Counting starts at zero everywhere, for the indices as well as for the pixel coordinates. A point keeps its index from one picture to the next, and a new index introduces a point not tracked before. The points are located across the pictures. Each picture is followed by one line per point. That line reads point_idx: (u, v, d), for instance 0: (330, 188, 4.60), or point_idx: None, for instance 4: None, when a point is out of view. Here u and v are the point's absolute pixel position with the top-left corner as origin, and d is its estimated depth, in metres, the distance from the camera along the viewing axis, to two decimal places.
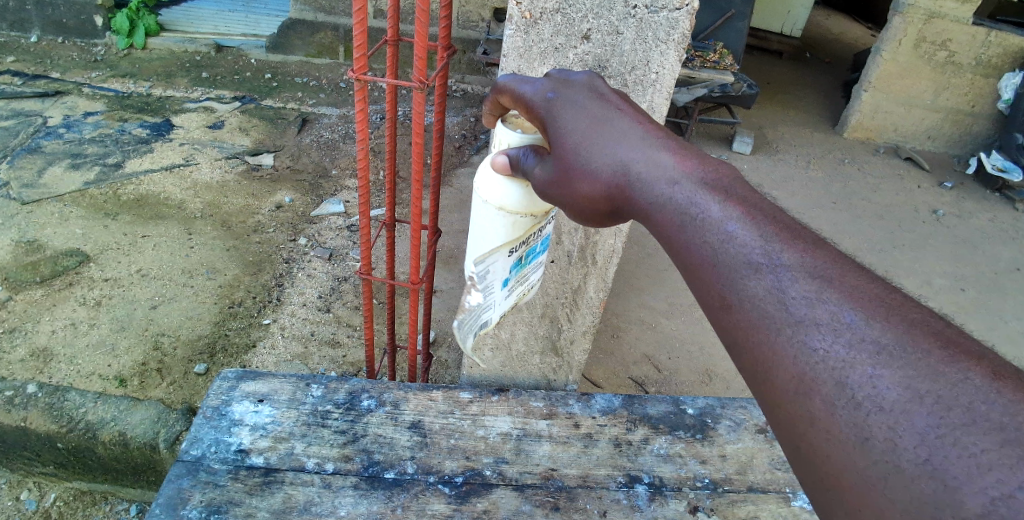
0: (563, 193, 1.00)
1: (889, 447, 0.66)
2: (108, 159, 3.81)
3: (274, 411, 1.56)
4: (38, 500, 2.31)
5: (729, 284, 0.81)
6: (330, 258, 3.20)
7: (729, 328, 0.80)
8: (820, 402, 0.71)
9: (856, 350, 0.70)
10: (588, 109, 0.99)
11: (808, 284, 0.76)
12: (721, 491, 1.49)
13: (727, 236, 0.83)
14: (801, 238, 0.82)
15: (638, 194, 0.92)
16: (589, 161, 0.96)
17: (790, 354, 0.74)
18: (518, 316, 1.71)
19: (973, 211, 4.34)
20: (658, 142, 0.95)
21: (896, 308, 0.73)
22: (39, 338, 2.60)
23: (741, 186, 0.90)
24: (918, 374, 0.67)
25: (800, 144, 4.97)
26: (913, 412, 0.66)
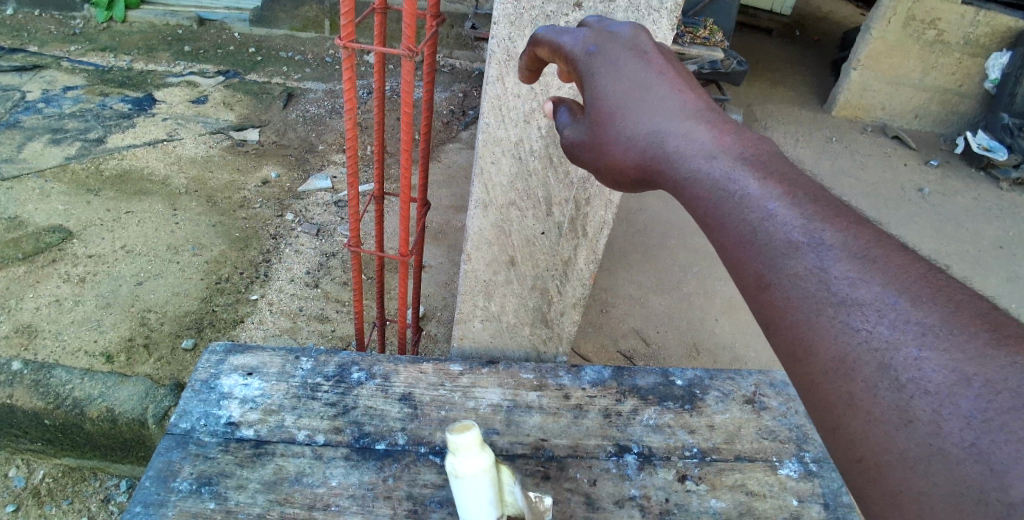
0: (591, 159, 0.95)
1: (933, 432, 0.62)
2: (89, 134, 3.73)
3: (263, 384, 1.55)
4: (27, 477, 2.29)
5: (768, 262, 0.74)
6: (318, 234, 3.17)
7: (764, 305, 0.75)
8: (861, 383, 0.66)
9: (900, 330, 0.65)
10: (628, 74, 0.94)
11: (851, 263, 0.70)
12: (709, 461, 1.51)
13: (766, 214, 0.76)
14: (844, 214, 0.75)
15: (671, 167, 0.86)
16: (622, 129, 0.91)
17: (830, 334, 0.69)
18: (509, 289, 1.71)
19: (957, 189, 4.38)
20: (696, 115, 0.90)
21: (942, 288, 0.68)
22: (23, 315, 2.56)
23: (782, 162, 0.84)
24: (967, 356, 0.62)
25: (789, 121, 4.96)
26: (958, 394, 0.61)
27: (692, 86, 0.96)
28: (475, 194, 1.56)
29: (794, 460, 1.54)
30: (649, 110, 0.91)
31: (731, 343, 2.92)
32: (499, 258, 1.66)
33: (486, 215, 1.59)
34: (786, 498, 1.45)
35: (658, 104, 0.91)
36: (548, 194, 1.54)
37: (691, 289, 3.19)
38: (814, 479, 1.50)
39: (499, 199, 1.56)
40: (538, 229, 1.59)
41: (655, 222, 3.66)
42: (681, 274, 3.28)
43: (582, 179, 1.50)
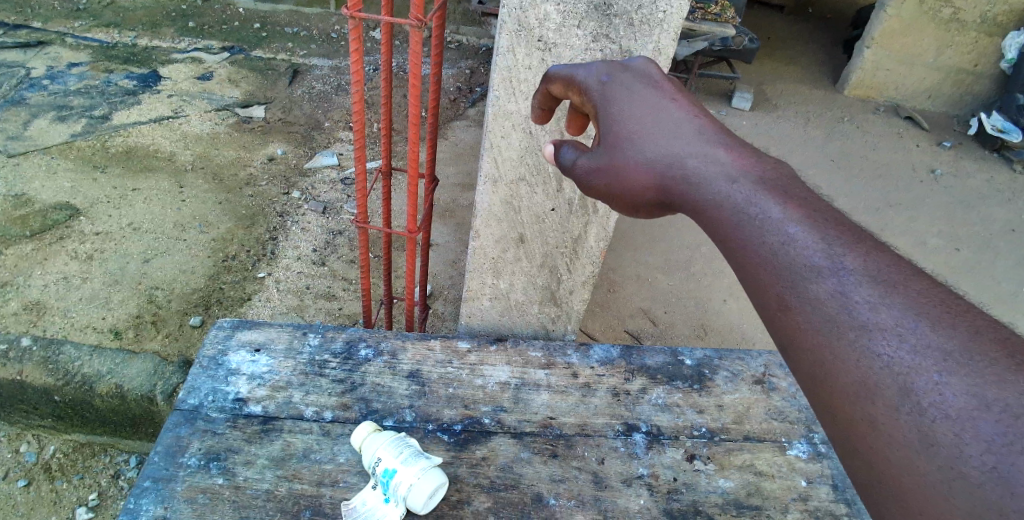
0: (609, 181, 1.01)
1: (954, 454, 0.65)
2: (94, 112, 3.71)
3: (271, 361, 1.55)
4: (38, 453, 2.31)
5: (790, 285, 0.80)
6: (324, 212, 3.16)
7: (785, 328, 0.80)
8: (882, 406, 0.71)
9: (921, 356, 0.69)
10: (643, 102, 1.02)
11: (872, 288, 0.75)
12: (718, 440, 1.50)
13: (787, 237, 0.82)
14: (864, 242, 0.81)
15: (693, 189, 0.93)
16: (640, 152, 0.98)
17: (852, 357, 0.73)
18: (517, 266, 1.70)
19: (969, 171, 4.31)
20: (710, 138, 0.97)
21: (961, 315, 0.72)
22: (31, 292, 2.57)
23: (799, 186, 0.90)
24: (987, 381, 0.66)
25: (800, 100, 4.89)
26: (979, 418, 0.64)
27: (704, 111, 1.05)
28: (484, 169, 1.54)
29: (803, 441, 1.53)
30: (666, 134, 0.99)
31: (739, 324, 2.91)
32: (508, 235, 1.64)
33: (495, 191, 1.57)
34: (795, 479, 1.44)
35: (674, 129, 0.99)
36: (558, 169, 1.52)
37: (699, 269, 3.17)
38: (823, 461, 1.49)
39: (509, 175, 1.54)
40: (548, 205, 1.57)
41: None
42: (690, 253, 3.26)
43: None
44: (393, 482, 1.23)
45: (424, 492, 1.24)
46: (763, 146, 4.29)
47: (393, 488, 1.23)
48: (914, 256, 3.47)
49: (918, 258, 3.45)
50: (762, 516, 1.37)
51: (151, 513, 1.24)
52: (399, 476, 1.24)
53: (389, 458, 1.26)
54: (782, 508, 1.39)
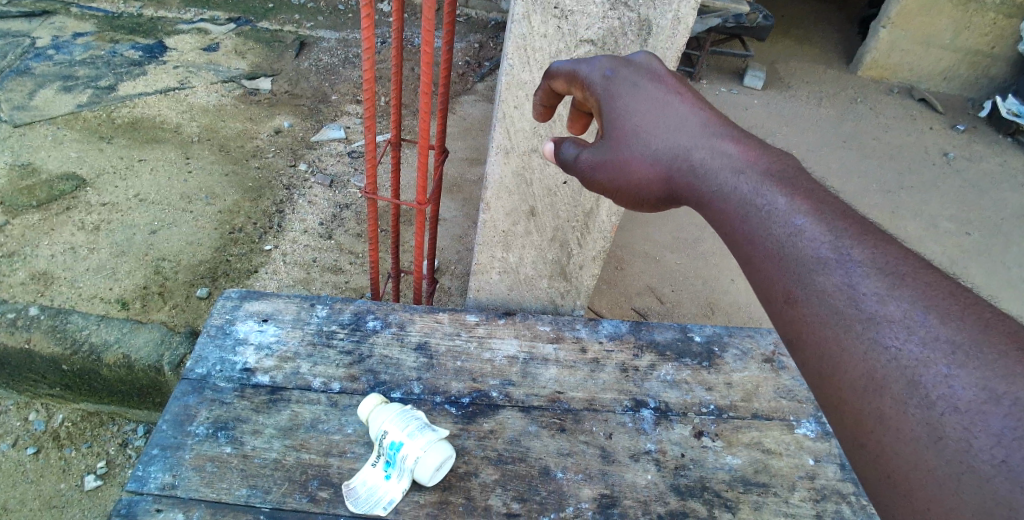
0: (615, 177, 1.02)
1: (963, 448, 0.69)
2: (100, 82, 3.68)
3: (279, 331, 1.55)
4: (46, 421, 2.32)
5: (797, 279, 0.83)
6: (331, 185, 3.14)
7: (791, 320, 0.83)
8: (890, 399, 0.74)
9: (930, 348, 0.73)
10: (647, 98, 1.04)
11: (879, 281, 0.78)
12: (726, 417, 1.50)
13: (794, 229, 0.86)
14: (871, 233, 0.84)
15: (701, 182, 0.97)
16: (646, 148, 1.01)
17: (860, 350, 0.77)
18: (528, 240, 1.69)
19: (983, 155, 4.24)
20: (714, 132, 1.00)
21: (969, 307, 0.75)
22: (38, 262, 2.56)
23: (806, 180, 0.93)
24: (996, 374, 0.69)
25: (814, 80, 4.81)
26: (989, 412, 0.68)
27: (708, 105, 1.07)
28: (496, 139, 1.52)
29: (812, 420, 1.52)
30: (671, 130, 1.01)
31: (746, 304, 2.89)
32: (519, 208, 1.63)
33: (507, 162, 1.55)
34: (802, 457, 1.44)
35: (678, 124, 1.01)
36: None
37: (708, 249, 3.14)
38: (831, 440, 1.48)
39: (521, 146, 1.52)
40: (560, 178, 1.55)
41: None
42: (699, 232, 3.23)
43: None
44: (399, 455, 1.23)
45: (431, 465, 1.24)
46: (775, 126, 4.23)
47: (399, 461, 1.24)
48: (925, 240, 3.43)
49: (928, 242, 3.41)
50: (770, 493, 1.37)
51: (160, 481, 1.24)
52: (405, 449, 1.23)
53: (395, 431, 1.25)
54: (790, 486, 1.38)
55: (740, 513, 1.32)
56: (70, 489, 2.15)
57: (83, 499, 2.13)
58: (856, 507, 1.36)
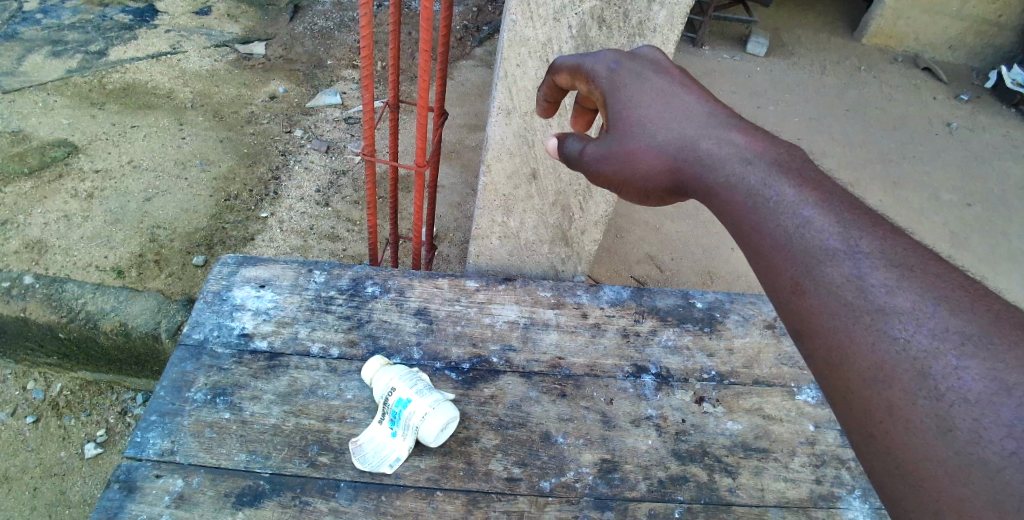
0: (619, 168, 1.00)
1: (974, 440, 0.65)
2: (90, 47, 3.59)
3: (276, 297, 1.53)
4: (45, 390, 2.31)
5: (805, 269, 0.81)
6: (328, 151, 3.11)
7: (799, 311, 0.81)
8: (899, 391, 0.71)
9: (940, 338, 0.70)
10: (653, 90, 1.03)
11: (888, 271, 0.76)
12: (727, 384, 1.49)
13: (802, 219, 0.84)
14: (882, 224, 0.82)
15: (706, 172, 0.95)
16: (651, 137, 0.99)
17: (868, 341, 0.74)
18: (529, 204, 1.67)
19: (987, 125, 4.18)
20: (721, 124, 0.98)
21: (979, 298, 0.72)
22: (32, 230, 2.52)
23: (814, 170, 0.91)
24: (1007, 365, 0.66)
25: (818, 47, 4.72)
26: (999, 403, 0.65)
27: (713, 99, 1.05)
28: (498, 99, 1.48)
29: (813, 386, 1.51)
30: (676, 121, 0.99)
31: (746, 272, 2.87)
32: (520, 171, 1.60)
33: (509, 123, 1.52)
34: (803, 423, 1.44)
35: (684, 116, 1.00)
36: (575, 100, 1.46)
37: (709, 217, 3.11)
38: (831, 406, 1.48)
39: (523, 106, 1.48)
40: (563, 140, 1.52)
41: None
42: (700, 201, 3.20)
43: None
44: (405, 413, 1.23)
45: (436, 423, 1.23)
46: (778, 93, 4.17)
47: (404, 418, 1.23)
48: (926, 211, 3.39)
49: (929, 213, 3.38)
50: (770, 458, 1.36)
51: (159, 447, 1.23)
52: (411, 406, 1.23)
53: (402, 388, 1.26)
54: (790, 452, 1.38)
55: (741, 478, 1.32)
56: (72, 457, 2.15)
57: (84, 467, 2.14)
58: (855, 473, 1.36)
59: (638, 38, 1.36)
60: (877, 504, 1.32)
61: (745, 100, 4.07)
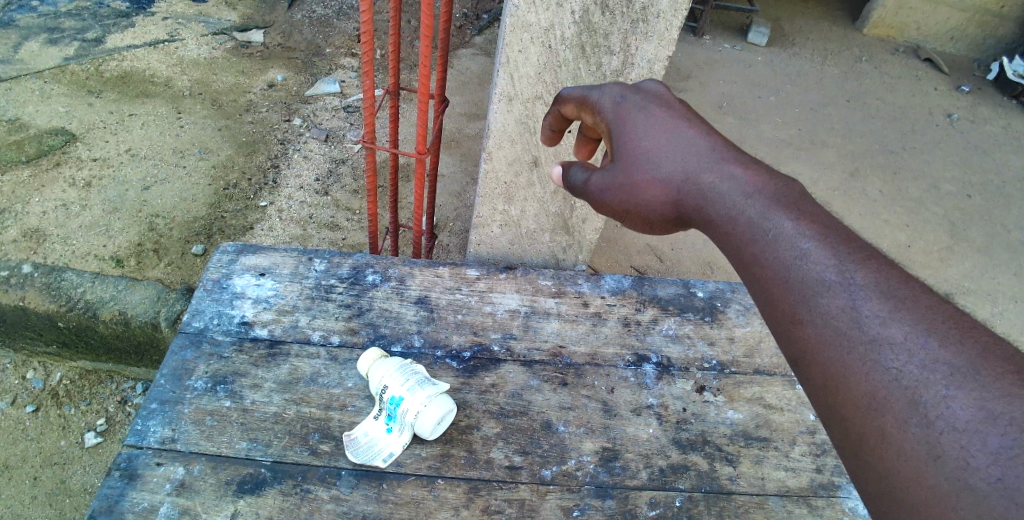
0: (626, 200, 1.04)
1: (961, 466, 0.69)
2: (87, 34, 3.55)
3: (276, 285, 1.52)
4: (44, 379, 2.31)
5: (803, 300, 0.86)
6: (326, 140, 3.09)
7: (797, 341, 0.85)
8: (892, 418, 0.75)
9: (930, 370, 0.74)
10: (659, 122, 1.06)
11: (881, 303, 0.80)
12: (728, 373, 1.49)
13: (800, 253, 0.88)
14: (875, 258, 0.86)
15: (711, 206, 0.99)
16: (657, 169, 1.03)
17: (862, 370, 0.78)
18: (530, 192, 1.67)
19: (988, 116, 4.16)
20: (724, 156, 1.02)
21: (968, 330, 0.76)
22: (29, 219, 2.49)
23: (811, 205, 0.95)
24: (993, 396, 0.70)
25: (819, 36, 4.69)
26: (986, 431, 0.69)
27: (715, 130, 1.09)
28: (499, 86, 1.46)
29: None
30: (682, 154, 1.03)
31: None
32: (522, 158, 1.60)
33: (510, 110, 1.51)
34: (804, 413, 1.43)
35: (689, 148, 1.04)
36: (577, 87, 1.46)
37: None
38: None
39: (525, 93, 1.47)
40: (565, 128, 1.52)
41: None
42: None
43: (615, 71, 1.42)
44: (399, 410, 1.22)
45: (430, 420, 1.23)
46: (778, 83, 4.16)
47: (399, 415, 1.23)
48: (926, 201, 3.38)
49: (930, 204, 3.37)
50: (771, 447, 1.37)
51: (160, 435, 1.23)
52: (405, 404, 1.22)
53: (395, 385, 1.24)
54: (790, 441, 1.38)
55: (741, 467, 1.32)
56: (72, 446, 2.15)
57: (84, 456, 2.14)
58: None
59: (641, 24, 1.35)
60: None
61: (746, 90, 4.05)
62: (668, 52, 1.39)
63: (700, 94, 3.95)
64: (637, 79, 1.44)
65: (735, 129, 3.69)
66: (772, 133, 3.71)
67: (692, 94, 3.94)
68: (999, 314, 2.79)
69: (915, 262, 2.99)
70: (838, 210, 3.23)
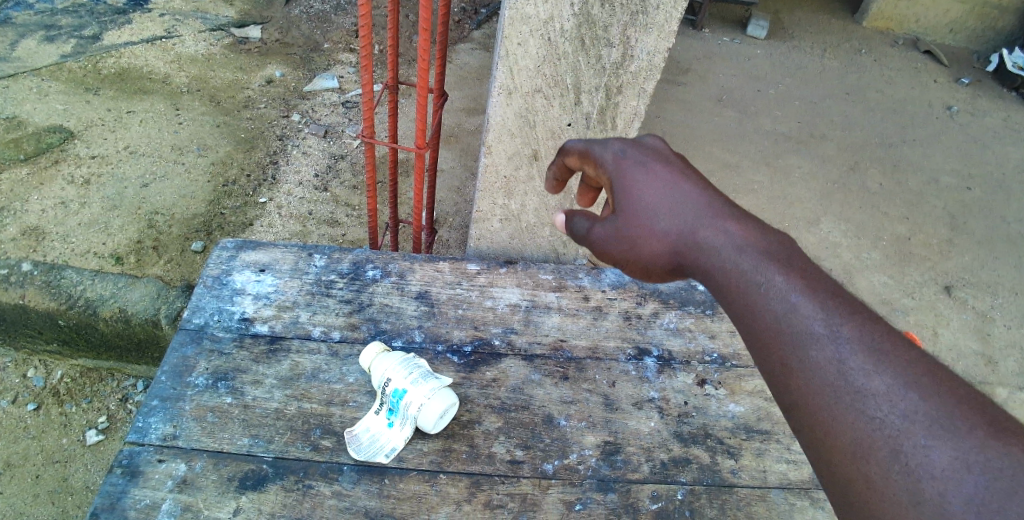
0: (620, 250, 0.97)
1: (939, 512, 0.69)
2: (84, 31, 3.54)
3: (276, 281, 1.52)
4: (46, 377, 2.31)
5: (792, 352, 0.82)
6: (325, 136, 3.09)
7: (788, 393, 0.82)
8: (876, 465, 0.74)
9: (912, 419, 0.74)
10: (659, 171, 1.00)
11: (867, 357, 0.79)
12: (729, 366, 1.49)
13: (791, 307, 0.84)
14: (863, 312, 0.84)
15: (706, 258, 0.92)
16: (654, 218, 0.95)
17: (848, 418, 0.77)
18: (530, 186, 1.67)
19: (987, 108, 4.15)
20: (719, 205, 0.97)
21: (947, 383, 0.76)
22: (29, 217, 2.48)
23: (803, 258, 0.91)
24: (967, 445, 0.70)
25: (819, 29, 4.68)
26: (961, 478, 0.69)
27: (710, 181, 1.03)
28: (498, 79, 1.46)
29: None
30: (680, 203, 0.96)
31: None
32: (522, 152, 1.59)
33: (510, 104, 1.50)
34: None
35: (687, 197, 0.97)
36: (577, 81, 1.45)
37: None
38: None
39: (524, 86, 1.46)
40: (565, 121, 1.51)
41: (673, 131, 3.56)
42: None
43: (615, 64, 1.41)
44: (403, 402, 1.23)
45: (433, 414, 1.23)
46: (778, 76, 4.15)
47: (402, 408, 1.23)
48: (926, 194, 3.37)
49: (929, 196, 3.36)
50: (772, 440, 1.37)
51: (161, 432, 1.23)
52: (408, 397, 1.23)
53: (398, 378, 1.25)
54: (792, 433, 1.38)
55: (743, 460, 1.32)
56: (73, 444, 2.15)
57: (85, 453, 2.14)
58: None
59: (641, 16, 1.34)
60: None
61: (746, 83, 4.04)
62: (668, 44, 1.38)
63: (699, 87, 3.94)
64: (637, 71, 1.43)
65: (734, 123, 3.68)
66: (771, 126, 3.70)
67: (691, 87, 3.93)
68: (999, 307, 2.77)
69: (915, 255, 2.98)
70: (838, 203, 3.22)
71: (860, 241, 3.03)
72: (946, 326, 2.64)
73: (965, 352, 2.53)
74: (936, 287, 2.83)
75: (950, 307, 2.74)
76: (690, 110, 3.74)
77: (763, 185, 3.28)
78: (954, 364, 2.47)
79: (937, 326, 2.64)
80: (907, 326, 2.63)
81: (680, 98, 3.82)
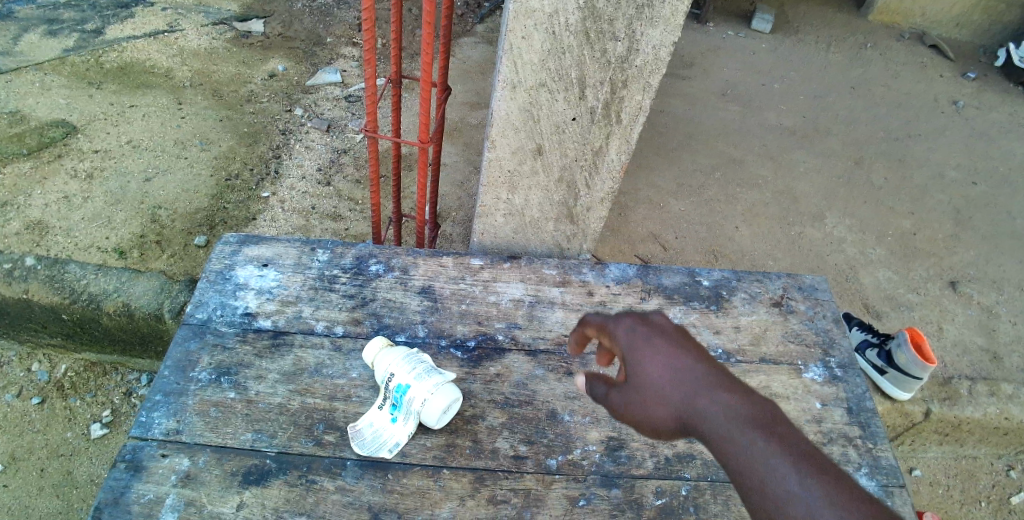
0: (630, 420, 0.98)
1: None
2: (86, 25, 3.52)
3: (279, 275, 1.51)
4: (49, 371, 2.31)
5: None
6: (328, 130, 3.08)
7: None
8: None
9: None
10: (666, 341, 1.00)
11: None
12: (734, 361, 1.48)
13: (777, 476, 0.84)
14: (846, 483, 0.82)
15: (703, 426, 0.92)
16: (659, 390, 0.96)
17: None
18: (534, 181, 1.66)
19: (994, 103, 4.11)
20: (722, 375, 0.96)
21: None
22: (32, 212, 2.48)
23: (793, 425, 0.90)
24: None
25: (824, 23, 4.64)
26: None
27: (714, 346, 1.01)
28: (502, 73, 1.45)
29: (819, 364, 1.51)
30: (684, 374, 0.96)
31: (750, 251, 2.86)
32: (526, 146, 1.59)
33: (514, 97, 1.49)
34: (810, 401, 1.43)
35: (692, 368, 0.97)
36: (582, 75, 1.44)
37: (712, 197, 3.12)
38: (838, 384, 1.47)
39: (528, 80, 1.45)
40: (570, 115, 1.50)
41: (677, 125, 3.54)
42: (703, 179, 3.21)
43: (620, 58, 1.40)
44: (406, 398, 1.22)
45: (436, 409, 1.22)
46: (783, 70, 4.12)
47: (405, 403, 1.22)
48: (931, 189, 3.35)
49: (935, 191, 3.33)
50: None
51: (164, 426, 1.23)
52: (412, 392, 1.22)
53: (401, 373, 1.24)
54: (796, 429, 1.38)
55: None
56: (78, 438, 2.16)
57: (90, 447, 2.15)
58: (862, 451, 1.36)
59: (647, 10, 1.32)
60: (884, 482, 1.31)
61: (750, 77, 4.02)
62: (674, 38, 1.35)
63: (703, 82, 3.92)
64: (642, 66, 1.41)
65: (738, 117, 3.66)
66: (776, 120, 3.68)
67: (695, 81, 3.91)
68: (1005, 302, 2.75)
69: (920, 250, 2.97)
70: (842, 198, 3.21)
71: (864, 236, 3.01)
72: (951, 321, 2.62)
73: (969, 347, 2.50)
74: (941, 282, 2.81)
75: (955, 302, 2.72)
76: (693, 104, 3.73)
77: (767, 180, 3.26)
78: (959, 360, 2.45)
79: (942, 321, 2.62)
80: (912, 321, 2.62)
81: (684, 93, 3.81)
